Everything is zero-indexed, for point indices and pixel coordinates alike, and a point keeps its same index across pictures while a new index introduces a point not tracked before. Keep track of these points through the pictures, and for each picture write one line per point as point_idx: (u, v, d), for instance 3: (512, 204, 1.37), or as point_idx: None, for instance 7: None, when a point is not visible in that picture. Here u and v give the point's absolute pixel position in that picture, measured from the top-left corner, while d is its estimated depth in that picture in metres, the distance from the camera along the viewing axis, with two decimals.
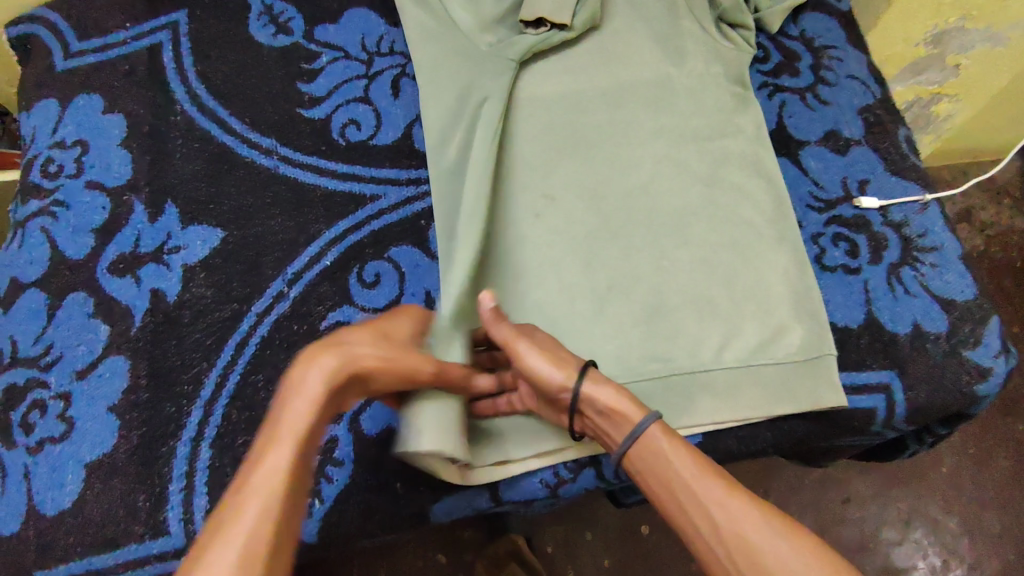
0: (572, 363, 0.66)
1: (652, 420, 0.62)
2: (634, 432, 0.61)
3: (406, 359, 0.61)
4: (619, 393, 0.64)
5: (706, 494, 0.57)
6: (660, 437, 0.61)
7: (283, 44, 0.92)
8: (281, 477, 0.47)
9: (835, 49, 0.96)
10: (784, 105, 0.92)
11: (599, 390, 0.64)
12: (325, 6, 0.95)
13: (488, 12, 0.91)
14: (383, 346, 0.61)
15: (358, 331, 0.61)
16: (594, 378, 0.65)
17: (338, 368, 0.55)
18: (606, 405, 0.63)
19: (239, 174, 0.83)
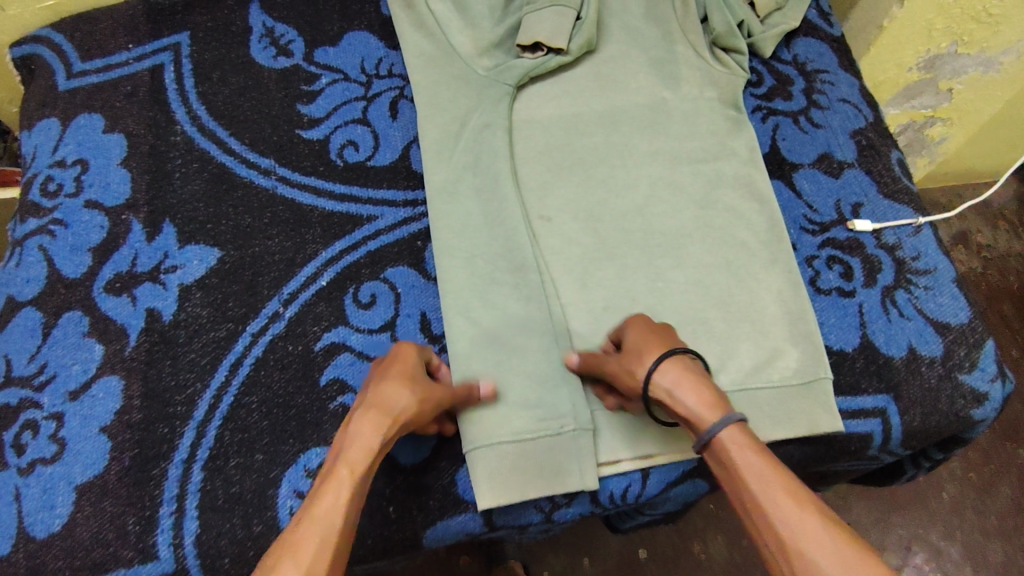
0: (648, 361, 0.65)
1: (726, 424, 0.59)
2: (703, 436, 0.60)
3: (439, 391, 0.66)
4: (695, 393, 0.62)
5: (774, 508, 0.54)
6: (731, 444, 0.58)
7: (283, 66, 0.93)
8: (339, 511, 0.53)
9: (826, 73, 0.97)
10: (777, 127, 0.92)
11: (675, 392, 0.63)
12: (325, 28, 0.96)
13: (487, 37, 0.93)
14: (417, 385, 0.65)
15: (391, 374, 0.64)
16: (675, 375, 0.63)
17: (386, 420, 0.60)
18: (683, 407, 0.62)
19: (238, 194, 0.84)
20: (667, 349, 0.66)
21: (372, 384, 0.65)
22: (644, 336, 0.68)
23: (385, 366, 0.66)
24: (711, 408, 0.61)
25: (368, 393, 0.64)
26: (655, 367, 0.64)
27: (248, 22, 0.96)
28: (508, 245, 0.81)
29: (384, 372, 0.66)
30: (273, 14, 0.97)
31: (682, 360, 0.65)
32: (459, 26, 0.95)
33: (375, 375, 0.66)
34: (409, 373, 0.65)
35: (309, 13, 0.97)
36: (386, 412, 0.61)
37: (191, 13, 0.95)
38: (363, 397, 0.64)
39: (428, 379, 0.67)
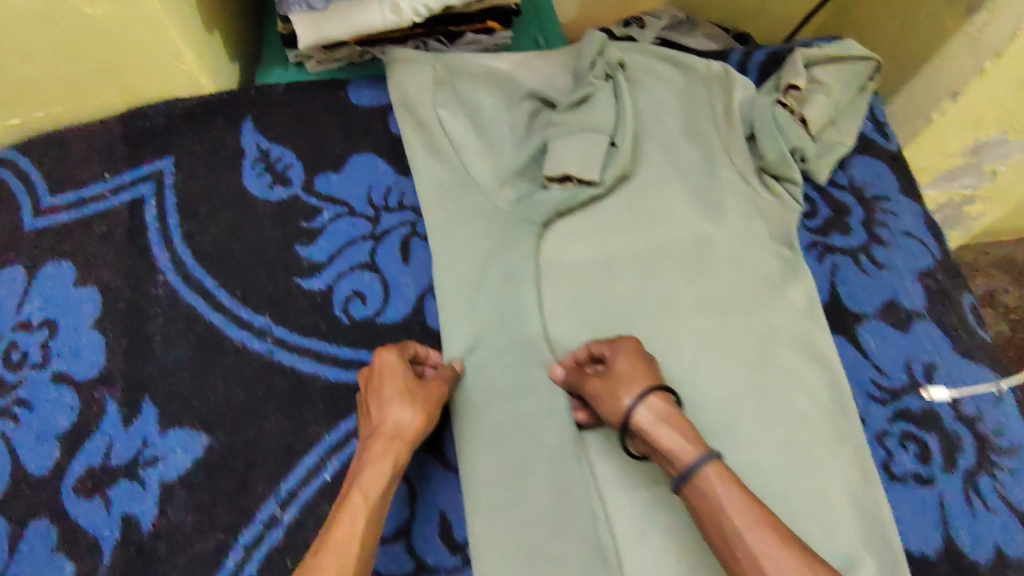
0: (633, 393, 0.64)
1: (708, 461, 0.60)
2: (687, 472, 0.60)
3: (434, 391, 0.68)
4: (677, 432, 0.62)
5: (759, 544, 0.55)
6: (715, 481, 0.59)
7: (280, 197, 0.82)
8: (355, 542, 0.57)
9: (887, 199, 0.87)
10: (836, 269, 0.82)
11: (657, 428, 0.62)
12: (327, 150, 0.85)
13: (510, 165, 0.84)
14: (416, 397, 0.67)
15: (390, 393, 0.66)
16: (661, 411, 0.63)
17: (393, 447, 0.63)
18: (665, 443, 0.62)
19: (228, 361, 0.73)
20: (652, 381, 0.65)
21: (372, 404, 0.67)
22: (630, 361, 0.67)
23: (380, 376, 0.67)
24: (692, 445, 0.61)
25: (372, 413, 0.66)
26: (642, 401, 0.63)
27: (239, 142, 0.85)
28: (540, 427, 0.72)
29: (381, 385, 0.67)
30: (268, 133, 0.85)
31: (665, 397, 0.64)
32: (479, 149, 0.84)
33: (372, 392, 0.67)
34: (408, 387, 0.67)
35: (308, 131, 0.86)
36: (393, 438, 0.64)
37: (175, 134, 0.84)
38: (370, 420, 0.66)
39: (421, 381, 0.69)
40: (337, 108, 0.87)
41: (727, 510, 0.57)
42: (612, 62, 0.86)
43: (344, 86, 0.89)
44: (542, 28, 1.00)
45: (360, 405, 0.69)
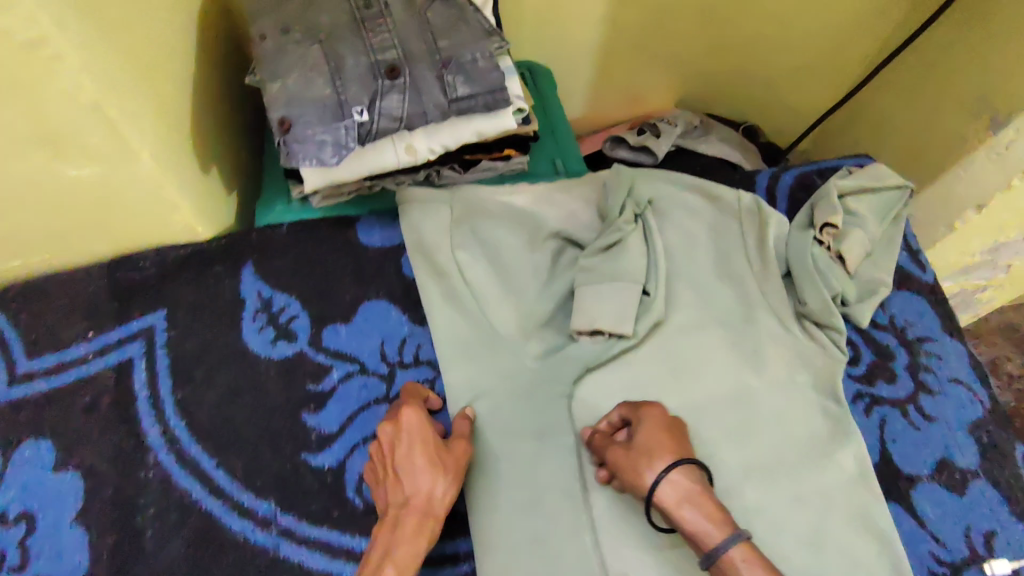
0: (658, 469, 0.61)
1: (735, 543, 0.57)
2: (711, 553, 0.58)
3: (461, 457, 0.66)
4: (703, 511, 0.59)
5: None
6: (743, 564, 0.57)
7: (284, 355, 0.75)
8: None
9: (930, 342, 0.83)
10: (885, 423, 0.77)
11: (681, 507, 0.60)
12: (335, 297, 0.79)
13: (534, 314, 0.79)
14: (445, 466, 0.64)
15: (423, 460, 0.63)
16: (688, 485, 0.61)
17: (428, 521, 0.60)
18: (692, 522, 0.59)
19: (228, 558, 0.65)
20: (676, 453, 0.62)
21: (397, 471, 0.64)
22: (655, 430, 0.64)
23: (409, 441, 0.64)
24: (718, 524, 0.58)
25: (399, 480, 0.63)
26: (668, 476, 0.60)
27: (238, 290, 0.77)
28: None
29: (411, 450, 0.64)
30: (271, 280, 0.78)
31: (691, 471, 0.61)
32: (501, 296, 0.79)
33: (398, 455, 0.64)
34: (437, 455, 0.64)
35: (316, 277, 0.79)
36: (426, 512, 0.61)
37: (168, 285, 0.76)
38: (395, 488, 0.63)
39: (447, 445, 0.66)
40: (346, 251, 0.81)
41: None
42: (642, 202, 0.83)
43: (354, 224, 0.83)
44: (559, 148, 0.95)
45: (378, 464, 0.66)
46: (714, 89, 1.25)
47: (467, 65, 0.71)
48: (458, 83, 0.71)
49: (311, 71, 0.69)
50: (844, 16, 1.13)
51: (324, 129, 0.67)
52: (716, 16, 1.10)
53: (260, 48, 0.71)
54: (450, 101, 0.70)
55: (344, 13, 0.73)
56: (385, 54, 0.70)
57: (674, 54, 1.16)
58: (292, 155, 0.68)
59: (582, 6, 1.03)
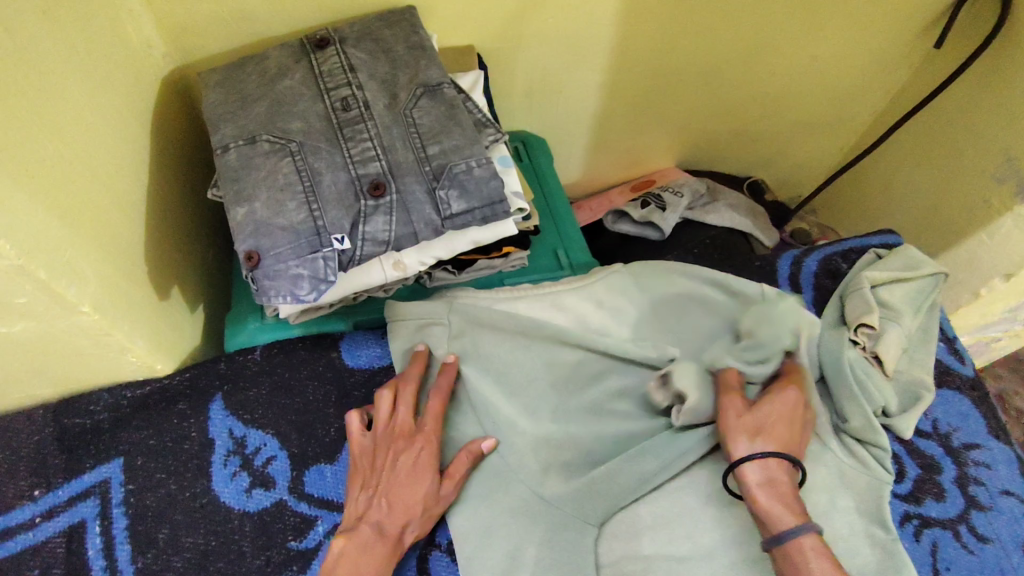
0: (760, 447, 0.61)
1: (808, 533, 0.56)
2: (786, 530, 0.56)
3: (446, 495, 0.64)
4: (785, 499, 0.59)
5: None
6: (810, 555, 0.55)
7: (261, 505, 0.65)
8: None
9: (977, 448, 0.76)
10: (937, 548, 0.69)
11: (767, 485, 0.59)
12: (318, 432, 0.69)
13: (552, 438, 0.70)
14: (428, 502, 0.62)
15: (417, 495, 0.62)
16: (787, 475, 0.60)
17: (392, 553, 0.59)
18: (779, 501, 0.58)
19: None
20: (786, 447, 0.62)
21: (384, 483, 0.62)
22: (776, 411, 0.64)
23: (413, 470, 0.63)
24: (798, 512, 0.58)
25: (382, 497, 0.61)
26: (773, 455, 0.60)
27: (207, 431, 0.68)
28: None
29: (408, 478, 0.62)
30: (245, 413, 0.69)
31: (791, 466, 0.61)
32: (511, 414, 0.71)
33: (391, 472, 0.62)
34: (425, 488, 0.62)
35: (296, 408, 0.70)
36: (393, 545, 0.59)
37: (125, 429, 0.67)
38: (375, 501, 0.61)
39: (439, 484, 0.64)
40: (329, 375, 0.72)
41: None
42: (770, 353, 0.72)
43: (338, 341, 0.74)
44: (561, 237, 0.87)
45: (367, 469, 0.64)
46: (718, 146, 1.18)
47: (461, 175, 0.62)
48: (452, 198, 0.62)
49: (281, 192, 0.60)
50: (854, 71, 1.06)
51: (299, 261, 0.58)
52: (719, 78, 1.03)
53: (222, 162, 0.62)
54: (443, 219, 0.62)
55: (319, 116, 0.64)
56: (367, 168, 0.62)
57: (675, 115, 1.08)
58: (264, 292, 0.59)
59: (577, 75, 0.95)
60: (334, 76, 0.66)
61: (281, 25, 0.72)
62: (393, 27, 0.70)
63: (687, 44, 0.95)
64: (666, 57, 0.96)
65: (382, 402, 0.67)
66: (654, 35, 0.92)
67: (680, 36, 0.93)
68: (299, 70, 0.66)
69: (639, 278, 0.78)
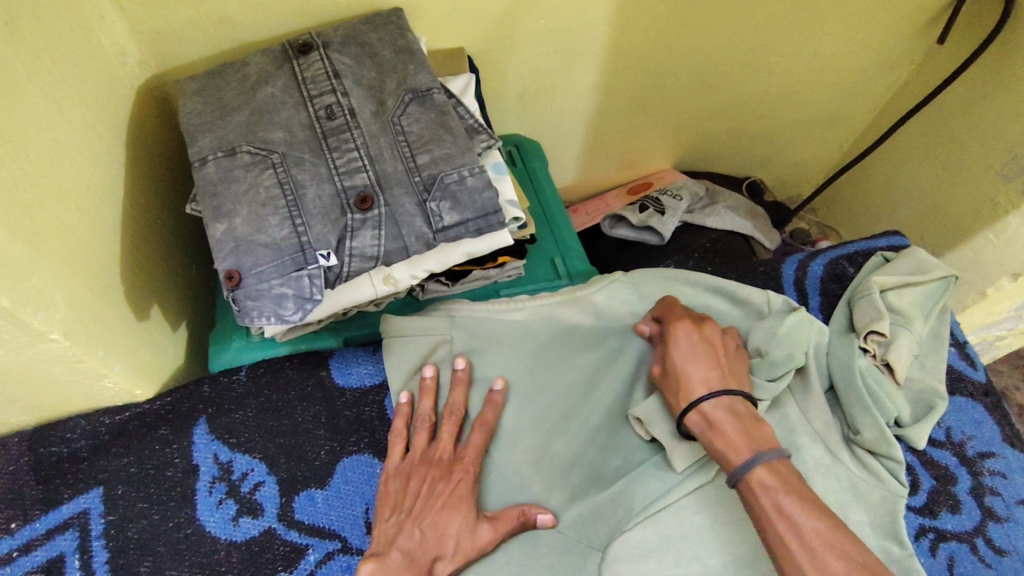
0: (690, 393, 0.60)
1: (757, 464, 0.55)
2: (735, 469, 0.55)
3: (485, 539, 0.60)
4: (729, 431, 0.57)
5: (811, 558, 0.50)
6: (767, 487, 0.54)
7: (250, 535, 0.62)
8: None
9: (992, 457, 0.74)
10: (953, 562, 0.67)
11: (708, 424, 0.58)
12: (308, 455, 0.66)
13: (556, 458, 0.67)
14: (461, 538, 0.59)
15: (448, 529, 0.59)
16: (724, 407, 0.59)
17: None
18: (725, 437, 0.57)
19: None
20: (718, 380, 0.61)
21: (417, 507, 0.60)
22: (693, 349, 0.63)
23: (448, 502, 0.60)
24: (745, 442, 0.56)
25: (414, 520, 0.59)
26: (706, 398, 0.59)
27: (191, 457, 0.64)
28: None
29: (442, 503, 0.60)
30: (230, 438, 0.66)
31: (726, 399, 0.59)
32: (517, 430, 0.68)
33: (427, 496, 0.60)
34: (458, 516, 0.60)
35: (284, 431, 0.67)
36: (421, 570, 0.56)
37: (105, 456, 0.64)
38: (405, 522, 0.59)
39: (477, 522, 0.60)
40: (318, 395, 0.69)
41: (777, 513, 0.52)
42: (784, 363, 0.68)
43: (327, 359, 0.71)
44: (558, 244, 0.84)
45: (399, 493, 0.61)
46: (716, 147, 1.15)
47: (453, 186, 0.59)
48: (443, 210, 0.59)
49: (262, 206, 0.56)
50: (855, 68, 1.03)
51: (283, 280, 0.55)
52: (716, 78, 1.00)
53: (200, 175, 0.58)
54: (435, 232, 0.59)
55: (302, 126, 0.61)
56: (353, 180, 0.59)
57: (672, 115, 1.05)
58: (246, 313, 0.55)
59: (571, 76, 0.92)
60: (317, 83, 0.62)
61: (261, 28, 0.69)
62: (379, 29, 0.66)
63: (683, 42, 0.92)
64: (662, 56, 0.93)
65: (419, 428, 0.65)
66: (649, 34, 0.89)
67: (676, 35, 0.91)
68: (282, 76, 0.63)
69: (640, 287, 0.76)
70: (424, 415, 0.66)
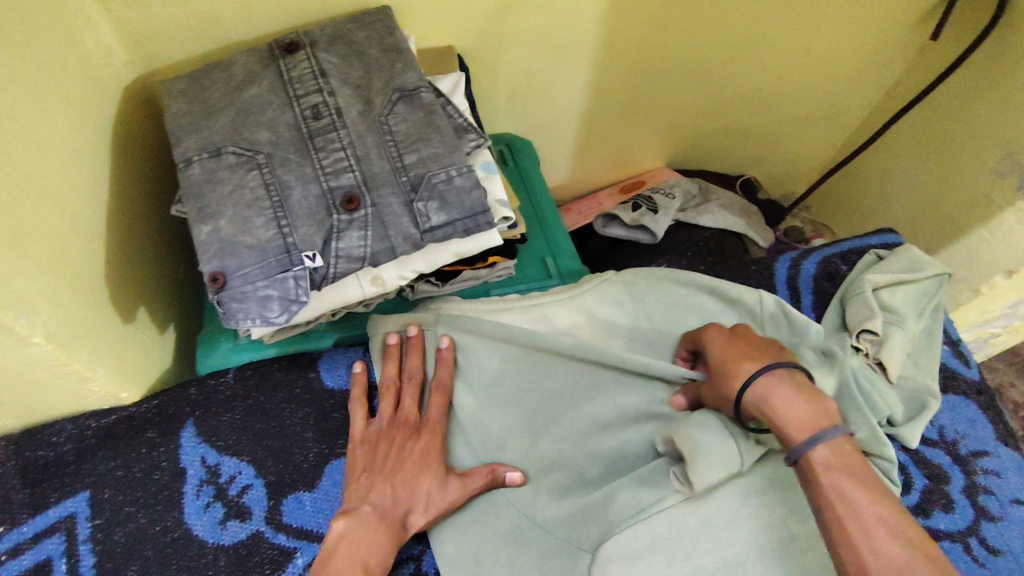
0: (748, 369, 0.58)
1: (821, 443, 0.53)
2: (797, 447, 0.54)
3: (457, 493, 0.62)
4: (794, 408, 0.55)
5: (874, 540, 0.48)
6: (828, 465, 0.52)
7: (238, 538, 0.61)
8: None
9: (985, 455, 0.73)
10: (947, 561, 0.66)
11: (769, 400, 0.56)
12: (296, 458, 0.65)
13: (547, 458, 0.67)
14: (433, 491, 0.62)
15: (417, 488, 0.61)
16: (785, 383, 0.57)
17: (394, 535, 0.58)
18: (786, 412, 0.55)
19: None
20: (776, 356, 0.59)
21: (389, 463, 0.62)
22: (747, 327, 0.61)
23: (417, 461, 0.63)
24: (809, 420, 0.54)
25: (386, 477, 0.61)
26: (765, 373, 0.57)
27: (178, 460, 0.64)
28: None
29: (413, 459, 0.63)
30: (218, 441, 0.65)
31: (785, 371, 0.57)
32: (506, 428, 0.69)
33: (398, 454, 0.63)
34: (429, 472, 0.62)
35: (272, 434, 0.66)
36: (396, 524, 0.59)
37: (92, 460, 0.63)
38: (376, 479, 0.61)
39: (445, 477, 0.63)
40: (306, 397, 0.68)
41: (838, 495, 0.51)
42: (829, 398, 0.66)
43: (316, 360, 0.70)
44: (550, 244, 0.84)
45: (368, 455, 0.63)
46: (709, 145, 1.15)
47: (441, 186, 0.59)
48: (431, 210, 0.58)
49: (247, 208, 0.56)
50: (849, 65, 1.03)
51: (268, 282, 0.55)
52: (709, 76, 0.99)
53: (185, 176, 0.58)
54: (422, 232, 0.58)
55: (288, 126, 0.60)
56: (339, 180, 0.58)
57: (665, 113, 1.05)
58: (231, 316, 0.55)
59: (563, 74, 0.91)
60: (304, 83, 0.62)
61: (249, 29, 0.69)
62: (367, 28, 0.66)
63: (675, 40, 0.92)
64: (655, 54, 0.93)
65: (385, 393, 0.67)
66: (642, 32, 0.89)
67: (669, 33, 0.90)
68: (268, 76, 0.62)
69: (633, 286, 0.75)
70: (387, 379, 0.67)
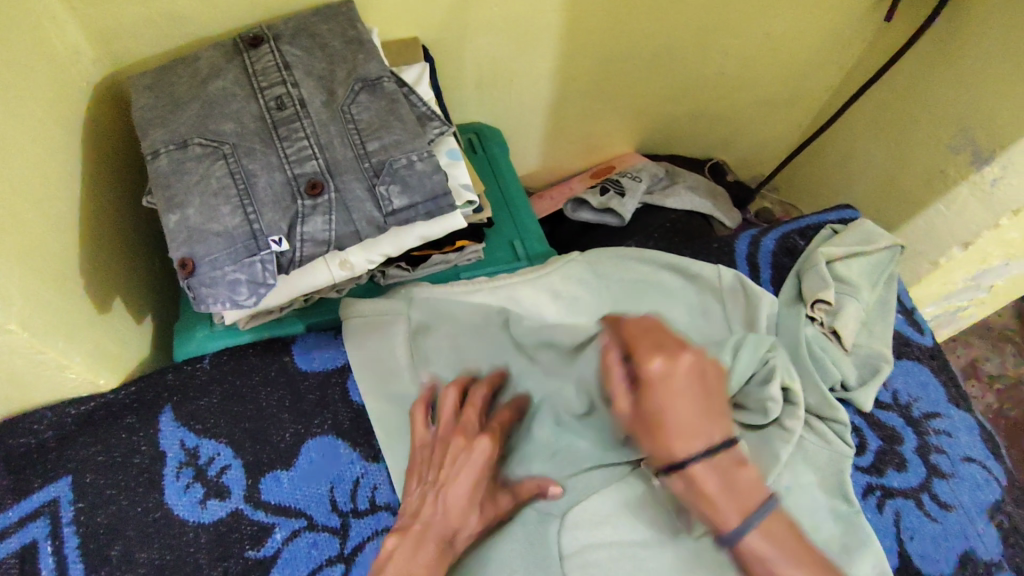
0: (678, 449, 0.53)
1: (750, 529, 0.52)
2: (727, 533, 0.53)
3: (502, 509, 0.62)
4: (721, 493, 0.53)
5: None
6: (760, 549, 0.52)
7: (217, 517, 0.64)
8: None
9: (937, 416, 0.77)
10: (900, 518, 0.69)
11: (696, 480, 0.53)
12: (272, 439, 0.68)
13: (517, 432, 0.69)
14: (484, 508, 0.61)
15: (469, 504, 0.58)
16: (712, 468, 0.53)
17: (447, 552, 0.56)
18: (710, 499, 0.53)
19: None
20: (706, 435, 0.53)
21: (445, 474, 0.59)
22: (675, 390, 0.53)
23: (470, 477, 0.58)
24: (737, 507, 0.53)
25: (443, 494, 0.57)
26: (692, 458, 0.53)
27: (158, 444, 0.66)
28: None
29: (470, 476, 0.58)
30: (196, 424, 0.67)
31: (714, 454, 0.53)
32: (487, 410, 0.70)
33: (455, 470, 0.58)
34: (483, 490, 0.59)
35: (249, 416, 0.69)
36: (447, 540, 0.57)
37: (74, 446, 0.65)
38: (433, 494, 0.58)
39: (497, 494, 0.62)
40: (281, 380, 0.71)
41: None
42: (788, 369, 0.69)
43: (289, 345, 0.73)
44: (517, 228, 0.86)
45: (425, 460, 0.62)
46: (677, 130, 1.17)
47: (402, 170, 0.61)
48: (393, 194, 0.61)
49: (214, 195, 0.58)
50: (809, 47, 1.06)
51: (236, 266, 0.57)
52: (672, 62, 1.02)
53: (153, 168, 0.60)
54: (385, 216, 0.61)
55: (253, 117, 0.62)
56: (303, 167, 0.60)
57: (631, 99, 1.07)
58: (201, 300, 0.57)
59: (528, 63, 0.94)
60: (268, 75, 0.64)
61: (214, 24, 0.71)
62: (329, 22, 0.68)
63: (637, 26, 0.94)
64: (618, 40, 0.95)
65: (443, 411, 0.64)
66: (605, 19, 0.91)
67: (631, 19, 0.92)
68: (232, 69, 0.64)
69: (597, 265, 0.78)
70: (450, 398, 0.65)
